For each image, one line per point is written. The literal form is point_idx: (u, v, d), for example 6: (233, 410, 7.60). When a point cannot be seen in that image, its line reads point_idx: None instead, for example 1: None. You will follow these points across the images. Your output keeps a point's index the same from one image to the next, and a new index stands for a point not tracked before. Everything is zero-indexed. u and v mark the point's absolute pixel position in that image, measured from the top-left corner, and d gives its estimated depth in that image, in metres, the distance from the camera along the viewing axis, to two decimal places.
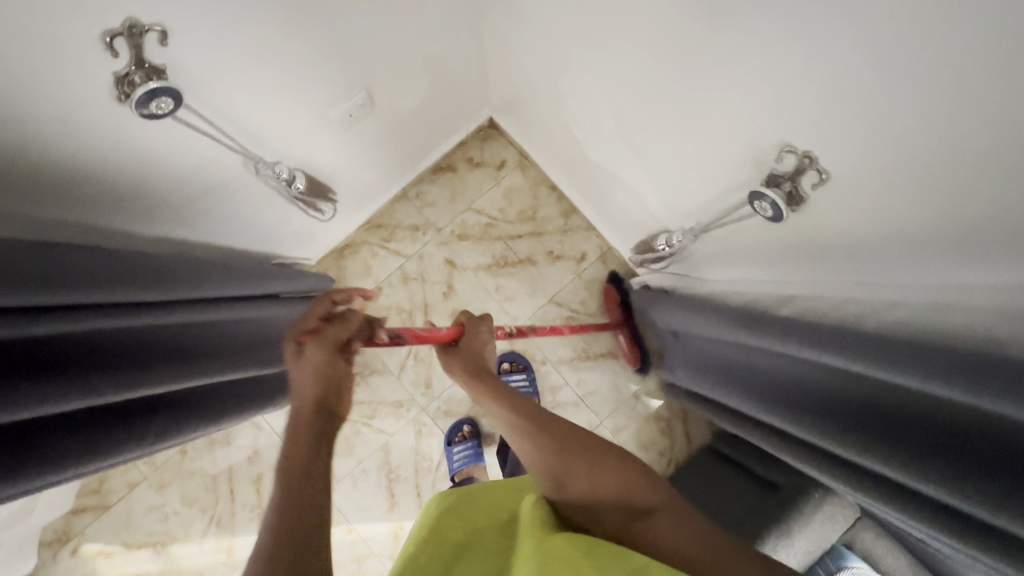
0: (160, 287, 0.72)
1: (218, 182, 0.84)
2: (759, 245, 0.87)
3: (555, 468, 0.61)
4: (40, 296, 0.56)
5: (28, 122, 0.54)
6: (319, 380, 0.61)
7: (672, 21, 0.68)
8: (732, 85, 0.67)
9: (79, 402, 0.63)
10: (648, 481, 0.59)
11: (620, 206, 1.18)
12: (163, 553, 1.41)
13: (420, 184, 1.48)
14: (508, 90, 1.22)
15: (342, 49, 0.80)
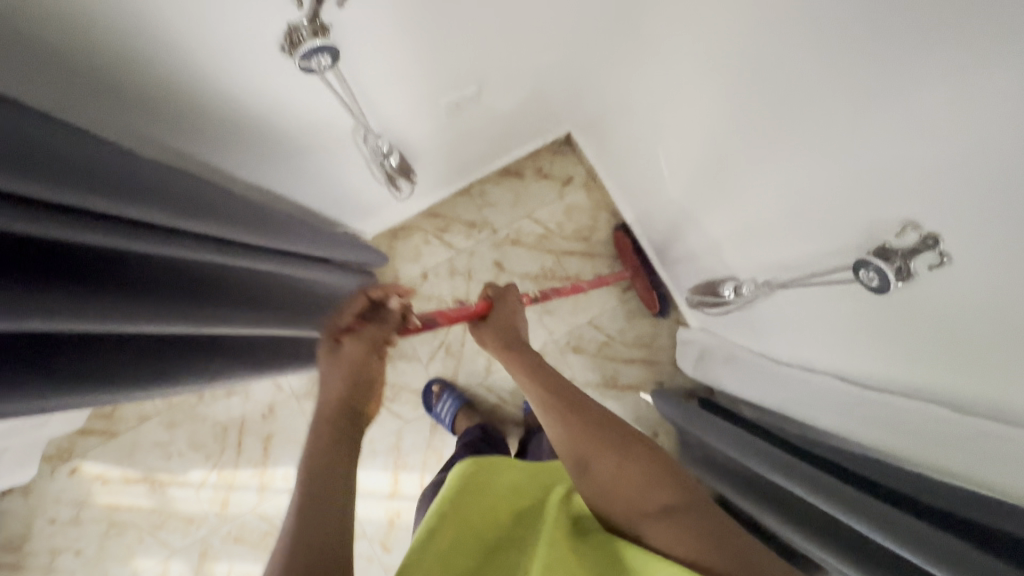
0: (243, 225, 0.72)
1: (324, 142, 0.86)
2: (830, 313, 0.87)
3: (582, 452, 0.62)
4: (158, 217, 0.57)
5: (180, 50, 0.57)
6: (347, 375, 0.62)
7: (807, 77, 0.69)
8: (847, 152, 0.68)
9: (163, 324, 0.64)
10: (672, 480, 0.59)
11: (686, 247, 1.20)
12: (159, 492, 1.41)
13: (485, 183, 1.49)
14: (600, 111, 1.24)
15: (473, 44, 0.82)
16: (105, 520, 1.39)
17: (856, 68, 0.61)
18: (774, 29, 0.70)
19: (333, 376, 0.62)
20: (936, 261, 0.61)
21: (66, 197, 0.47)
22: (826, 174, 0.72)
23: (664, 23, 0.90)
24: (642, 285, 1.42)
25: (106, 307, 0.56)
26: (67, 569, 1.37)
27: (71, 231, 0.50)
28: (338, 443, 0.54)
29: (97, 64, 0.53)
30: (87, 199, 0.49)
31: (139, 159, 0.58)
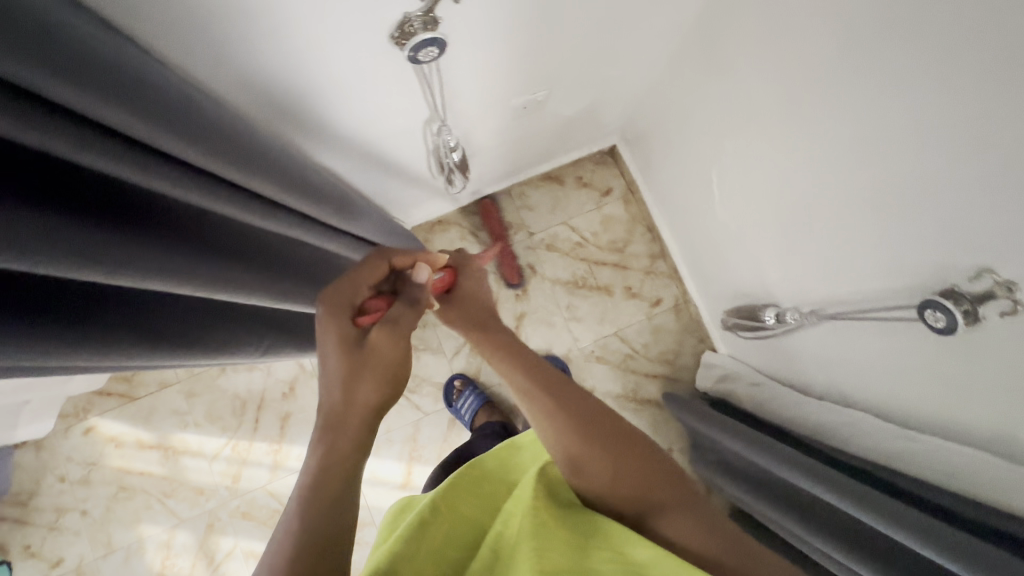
0: (324, 202, 0.69)
1: (399, 130, 0.89)
2: (866, 351, 0.88)
3: (577, 456, 0.58)
4: (285, 194, 0.59)
5: (298, 27, 0.58)
6: (379, 380, 0.54)
7: (879, 115, 0.71)
8: (911, 194, 0.70)
9: (264, 298, 0.65)
10: (663, 471, 0.59)
11: (726, 269, 1.22)
12: (172, 460, 1.41)
13: (526, 187, 1.50)
14: (654, 126, 1.26)
15: (554, 46, 0.83)
16: (115, 483, 1.39)
17: (945, 114, 0.62)
18: (856, 65, 0.72)
19: (354, 384, 0.53)
20: (1008, 309, 0.61)
21: (153, 137, 0.41)
22: (893, 212, 0.73)
23: (736, 48, 0.92)
24: (500, 257, 1.47)
25: (229, 277, 0.57)
26: (72, 528, 1.36)
27: (158, 180, 0.45)
28: (349, 466, 0.51)
29: (223, 31, 0.54)
30: (177, 147, 0.44)
31: (261, 137, 0.60)
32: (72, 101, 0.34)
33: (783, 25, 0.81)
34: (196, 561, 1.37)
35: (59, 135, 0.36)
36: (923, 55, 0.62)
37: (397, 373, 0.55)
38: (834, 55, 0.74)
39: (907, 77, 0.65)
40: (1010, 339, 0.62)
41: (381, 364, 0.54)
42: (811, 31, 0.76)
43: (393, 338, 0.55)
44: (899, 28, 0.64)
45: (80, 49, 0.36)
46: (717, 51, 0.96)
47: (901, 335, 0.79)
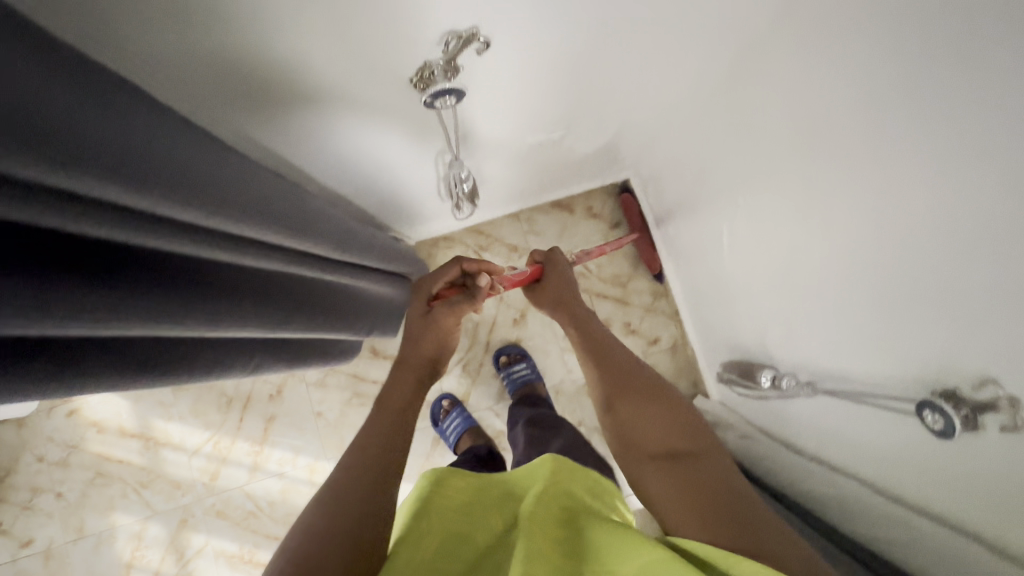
0: (329, 238, 0.66)
1: (412, 157, 0.89)
2: (857, 428, 0.87)
3: (611, 395, 0.68)
4: (296, 242, 0.57)
5: (324, 69, 0.58)
6: (436, 339, 0.71)
7: (892, 198, 0.70)
8: (913, 279, 0.69)
9: (254, 328, 0.63)
10: (695, 434, 0.63)
11: (727, 320, 1.21)
12: (152, 451, 1.40)
13: (535, 211, 1.49)
14: (669, 166, 1.25)
15: (573, 85, 0.83)
16: (93, 468, 1.38)
17: (960, 213, 0.62)
18: (873, 144, 0.71)
19: (415, 345, 0.69)
20: (1008, 425, 0.60)
21: (169, 211, 0.37)
22: (897, 297, 0.73)
23: (759, 105, 0.91)
24: (642, 242, 1.47)
25: (218, 315, 0.55)
26: (45, 510, 1.35)
27: (157, 238, 0.41)
28: (404, 400, 0.64)
29: (245, 68, 0.53)
30: (188, 215, 0.39)
31: (275, 178, 0.59)
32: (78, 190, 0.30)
33: (806, 96, 0.80)
34: (166, 556, 1.36)
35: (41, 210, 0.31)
36: (944, 152, 0.62)
37: (446, 336, 0.72)
38: (855, 131, 0.73)
39: (921, 171, 0.65)
40: (1006, 452, 0.61)
41: (440, 329, 0.72)
42: (834, 106, 0.76)
43: (453, 312, 0.73)
44: (921, 121, 0.63)
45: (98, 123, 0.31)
46: (739, 108, 0.95)
47: (891, 418, 0.78)
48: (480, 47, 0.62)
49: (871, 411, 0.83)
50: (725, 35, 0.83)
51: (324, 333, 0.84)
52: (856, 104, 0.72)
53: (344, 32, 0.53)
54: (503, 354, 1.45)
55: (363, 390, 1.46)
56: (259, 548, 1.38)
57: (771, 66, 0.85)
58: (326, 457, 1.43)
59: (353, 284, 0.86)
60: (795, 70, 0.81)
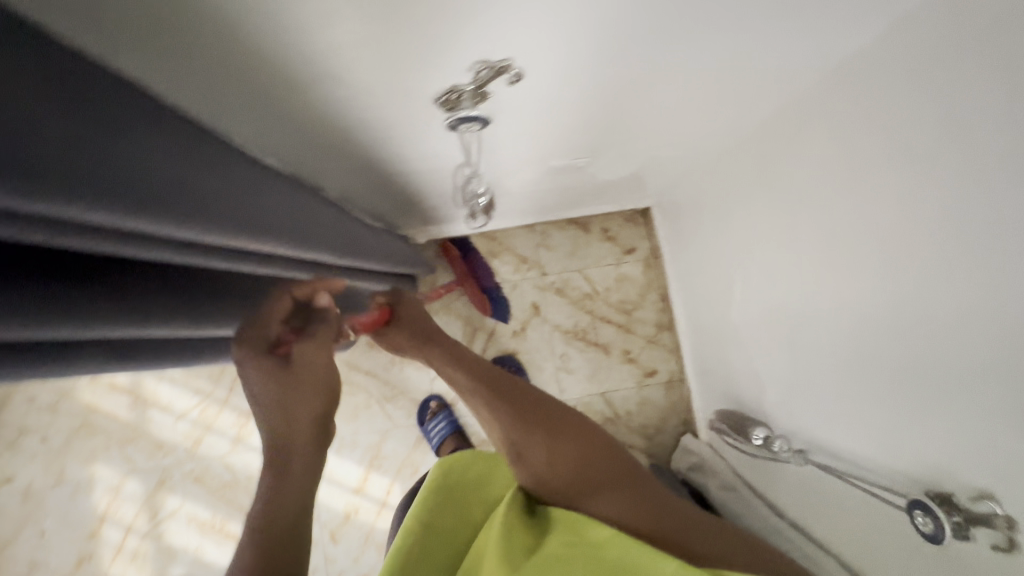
0: (326, 245, 0.66)
1: (431, 166, 0.88)
2: (843, 504, 0.85)
3: (513, 438, 0.57)
4: (286, 249, 0.56)
5: (354, 81, 0.57)
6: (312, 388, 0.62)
7: (908, 286, 0.68)
8: (923, 371, 0.67)
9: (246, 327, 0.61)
10: (608, 452, 0.57)
11: (728, 367, 1.19)
12: (140, 409, 1.41)
13: (467, 240, 1.44)
14: (693, 203, 1.22)
15: (606, 117, 0.81)
16: (81, 417, 1.40)
17: (972, 314, 0.60)
18: (898, 225, 0.68)
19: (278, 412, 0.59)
20: (1001, 544, 0.59)
21: (125, 225, 0.35)
22: (903, 385, 0.71)
23: (790, 162, 0.88)
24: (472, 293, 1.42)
25: (205, 316, 0.53)
26: (29, 451, 1.37)
27: (99, 243, 0.36)
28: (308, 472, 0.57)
29: (272, 78, 0.53)
30: (139, 223, 0.35)
31: (280, 189, 0.59)
32: (17, 208, 0.27)
33: (835, 164, 0.78)
34: (140, 512, 1.38)
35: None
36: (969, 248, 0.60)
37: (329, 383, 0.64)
38: (879, 209, 0.71)
39: (939, 265, 0.63)
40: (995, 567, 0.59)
41: (311, 376, 0.62)
42: (866, 183, 0.73)
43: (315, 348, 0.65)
44: (947, 217, 0.61)
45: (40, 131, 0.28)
46: (769, 162, 0.93)
47: (880, 504, 0.76)
48: (514, 75, 0.61)
49: (859, 494, 0.81)
50: (764, 90, 0.81)
51: None
52: (884, 185, 0.69)
53: (373, 51, 0.52)
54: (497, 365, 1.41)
55: (353, 379, 1.45)
56: (230, 519, 1.40)
57: (807, 127, 0.83)
58: None
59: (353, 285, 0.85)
60: (830, 136, 0.78)
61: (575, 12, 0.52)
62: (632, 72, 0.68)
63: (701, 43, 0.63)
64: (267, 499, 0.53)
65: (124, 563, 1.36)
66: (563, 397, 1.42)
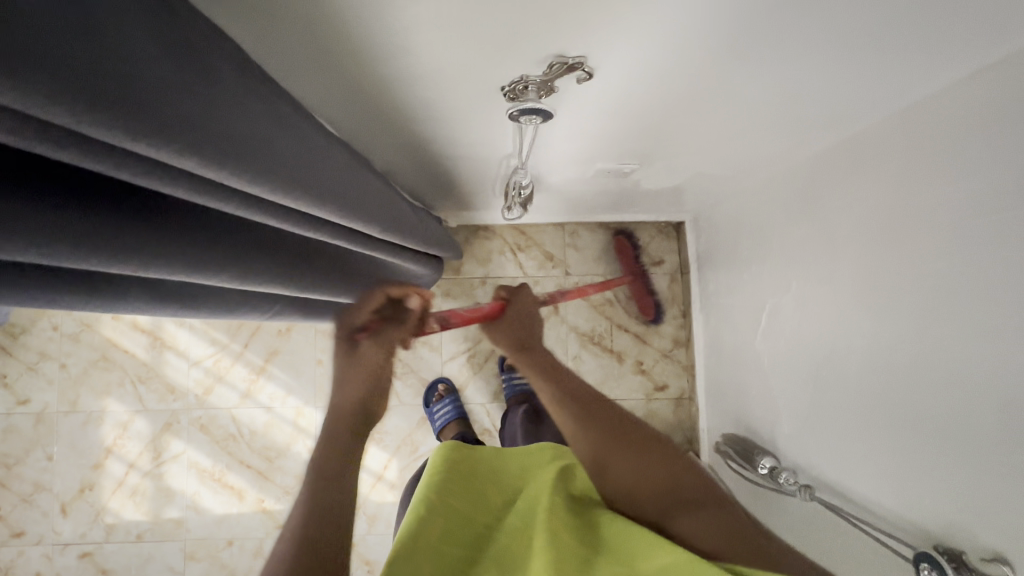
0: (369, 218, 0.69)
1: (479, 154, 0.89)
2: (842, 546, 0.85)
3: (601, 453, 0.56)
4: (332, 215, 0.58)
5: (422, 62, 0.57)
6: (370, 377, 0.63)
7: (939, 337, 0.67)
8: (945, 424, 0.67)
9: (248, 282, 0.60)
10: (688, 475, 0.55)
11: (742, 393, 1.19)
12: (157, 351, 1.44)
13: (632, 230, 1.47)
14: (731, 223, 1.21)
15: (660, 128, 0.81)
16: (100, 351, 1.43)
17: (996, 376, 0.59)
18: (938, 273, 0.67)
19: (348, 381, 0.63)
20: None
21: (189, 167, 0.36)
22: (922, 435, 0.70)
23: (835, 196, 0.87)
24: (632, 285, 1.47)
25: (202, 265, 0.52)
26: (47, 375, 1.42)
27: (166, 185, 0.38)
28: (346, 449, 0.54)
29: (344, 49, 0.53)
30: (208, 169, 0.37)
31: (335, 157, 0.61)
32: (96, 133, 0.29)
33: (880, 204, 0.77)
34: (145, 451, 1.43)
35: (84, 156, 0.32)
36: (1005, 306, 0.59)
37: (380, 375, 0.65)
38: (918, 255, 0.70)
39: (969, 321, 0.63)
40: None
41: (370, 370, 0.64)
42: (906, 224, 0.72)
43: (378, 343, 0.69)
44: (989, 274, 0.60)
45: (150, 80, 0.31)
46: (814, 194, 0.92)
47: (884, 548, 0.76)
48: (582, 75, 0.62)
49: (862, 538, 0.80)
50: (823, 122, 0.79)
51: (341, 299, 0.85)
52: (929, 233, 0.68)
53: (446, 34, 0.52)
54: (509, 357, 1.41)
55: None
56: (229, 470, 1.42)
57: (857, 164, 0.82)
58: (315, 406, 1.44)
59: (385, 259, 0.87)
60: (881, 174, 0.77)
61: (649, 21, 0.52)
62: (694, 86, 0.68)
63: (769, 70, 0.63)
64: (308, 497, 0.49)
65: (123, 497, 1.42)
66: None
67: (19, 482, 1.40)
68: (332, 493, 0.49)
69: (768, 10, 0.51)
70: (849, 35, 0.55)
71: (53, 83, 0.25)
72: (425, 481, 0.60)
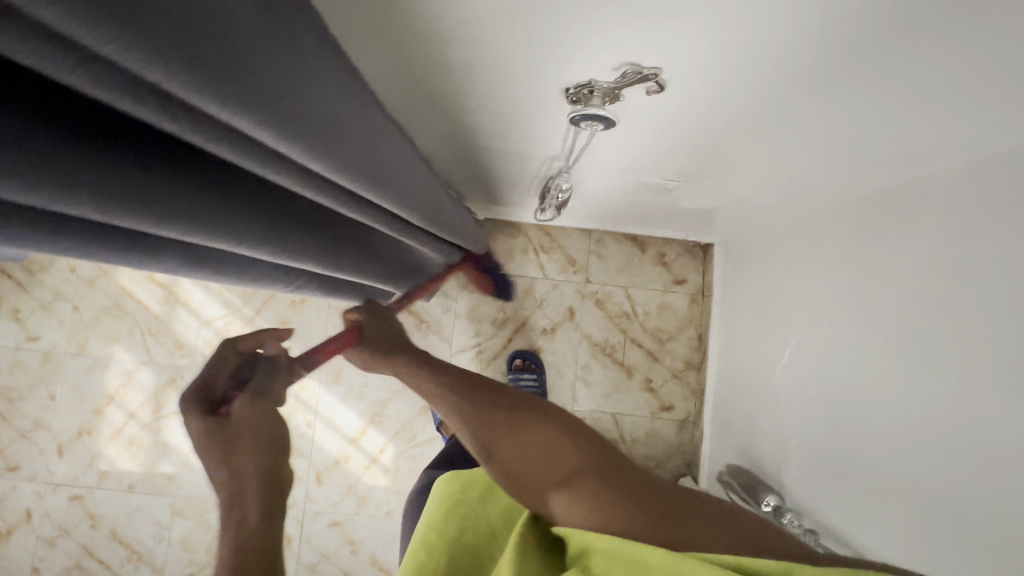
0: (409, 202, 0.67)
1: (524, 151, 0.87)
2: None
3: (490, 448, 0.51)
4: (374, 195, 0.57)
5: (490, 54, 0.56)
6: (261, 442, 0.42)
7: (967, 401, 0.65)
8: (961, 489, 0.64)
9: (278, 255, 0.59)
10: (576, 445, 0.51)
11: (752, 425, 1.17)
12: (170, 305, 1.44)
13: None
14: (764, 252, 1.19)
15: (713, 149, 0.79)
16: (113, 298, 1.43)
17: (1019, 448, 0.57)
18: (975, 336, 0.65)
19: (236, 460, 0.41)
20: None
21: (259, 135, 0.35)
22: (936, 496, 0.68)
23: (879, 240, 0.84)
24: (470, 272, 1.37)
25: (239, 235, 0.51)
26: (59, 316, 1.43)
27: (236, 153, 0.37)
28: (261, 534, 0.37)
29: (418, 32, 0.52)
30: (275, 138, 0.36)
31: (389, 139, 0.59)
32: (182, 94, 0.28)
33: (923, 256, 0.75)
34: (145, 403, 1.43)
35: (159, 114, 0.30)
36: None
37: (278, 440, 0.43)
38: (954, 313, 0.68)
39: (997, 388, 0.61)
40: None
41: (255, 436, 0.42)
42: (949, 277, 0.69)
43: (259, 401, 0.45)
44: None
45: (240, 47, 0.30)
46: (859, 235, 0.89)
47: None
48: (653, 86, 0.60)
49: None
50: (880, 165, 0.77)
51: (362, 279, 0.84)
52: (970, 293, 0.66)
53: (508, 27, 0.50)
54: (518, 357, 1.41)
55: None
56: None
57: (905, 211, 0.79)
58: (320, 381, 1.44)
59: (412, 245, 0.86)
60: (925, 225, 0.75)
61: (722, 41, 0.51)
62: (754, 113, 0.66)
63: (839, 107, 0.61)
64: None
65: (119, 445, 1.42)
66: (575, 407, 1.42)
67: (20, 417, 1.42)
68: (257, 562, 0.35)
69: (847, 48, 0.49)
70: (927, 86, 0.52)
71: (151, 36, 0.24)
72: (420, 523, 0.60)
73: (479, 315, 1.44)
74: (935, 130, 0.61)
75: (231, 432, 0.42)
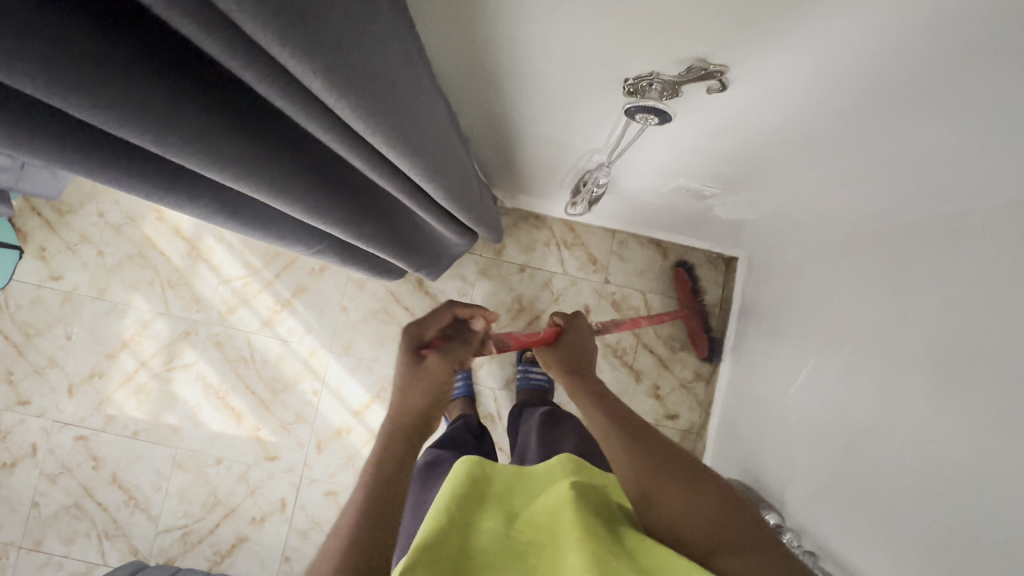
0: (443, 178, 0.68)
1: (562, 141, 0.87)
2: None
3: (651, 492, 0.53)
4: (412, 163, 0.56)
5: (549, 34, 0.55)
6: (428, 395, 0.58)
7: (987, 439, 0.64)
8: (972, 526, 0.63)
9: (303, 210, 0.59)
10: (737, 517, 0.50)
11: (758, 443, 1.16)
12: (192, 260, 1.45)
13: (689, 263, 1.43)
14: (790, 272, 1.18)
15: (757, 159, 0.78)
16: (138, 246, 1.45)
17: None
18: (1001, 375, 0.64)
19: (410, 391, 0.58)
20: None
21: (294, 67, 0.33)
22: (945, 529, 0.67)
23: (909, 270, 0.83)
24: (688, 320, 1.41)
25: (265, 181, 0.51)
26: (83, 258, 1.44)
27: (278, 90, 0.36)
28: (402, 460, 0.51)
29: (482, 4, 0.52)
30: (318, 77, 0.35)
31: (434, 110, 0.59)
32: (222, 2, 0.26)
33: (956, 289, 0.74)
34: (158, 353, 1.44)
35: (201, 27, 0.29)
36: None
37: (441, 395, 0.59)
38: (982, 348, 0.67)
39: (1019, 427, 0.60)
40: None
41: (429, 382, 0.59)
42: (980, 313, 0.68)
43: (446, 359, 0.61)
44: None
45: None
46: (890, 264, 0.88)
47: None
48: (714, 86, 0.59)
49: None
50: (922, 195, 0.75)
51: (381, 250, 0.84)
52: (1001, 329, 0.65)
53: (572, 8, 0.49)
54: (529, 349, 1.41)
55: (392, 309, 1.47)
56: (233, 392, 1.44)
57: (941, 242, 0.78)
58: (331, 350, 1.45)
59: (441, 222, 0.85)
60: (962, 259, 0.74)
61: (788, 45, 0.50)
62: (807, 127, 0.65)
63: (897, 132, 0.60)
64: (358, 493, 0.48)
65: (128, 392, 1.44)
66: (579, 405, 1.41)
67: (35, 353, 1.44)
68: (390, 494, 0.48)
69: (912, 70, 0.48)
70: (991, 118, 0.51)
71: None
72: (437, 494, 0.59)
73: (495, 303, 1.43)
74: (991, 163, 0.60)
75: (419, 371, 0.60)
